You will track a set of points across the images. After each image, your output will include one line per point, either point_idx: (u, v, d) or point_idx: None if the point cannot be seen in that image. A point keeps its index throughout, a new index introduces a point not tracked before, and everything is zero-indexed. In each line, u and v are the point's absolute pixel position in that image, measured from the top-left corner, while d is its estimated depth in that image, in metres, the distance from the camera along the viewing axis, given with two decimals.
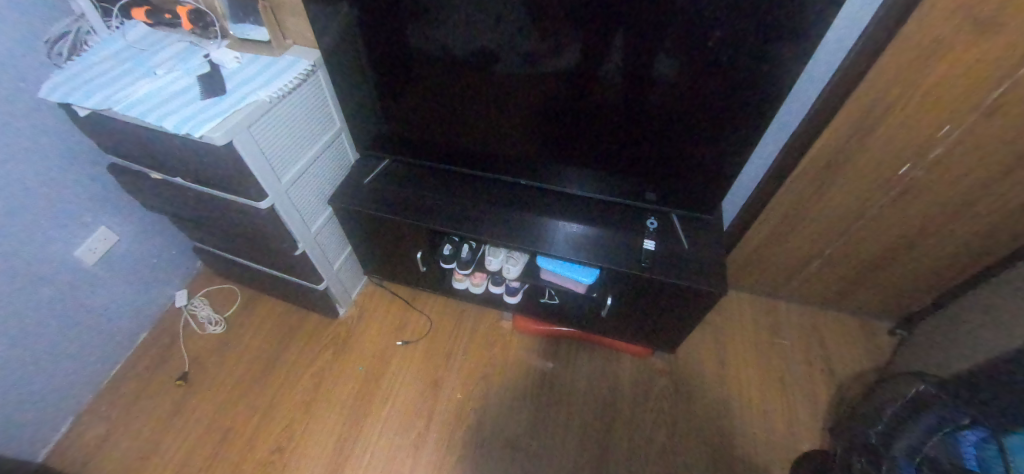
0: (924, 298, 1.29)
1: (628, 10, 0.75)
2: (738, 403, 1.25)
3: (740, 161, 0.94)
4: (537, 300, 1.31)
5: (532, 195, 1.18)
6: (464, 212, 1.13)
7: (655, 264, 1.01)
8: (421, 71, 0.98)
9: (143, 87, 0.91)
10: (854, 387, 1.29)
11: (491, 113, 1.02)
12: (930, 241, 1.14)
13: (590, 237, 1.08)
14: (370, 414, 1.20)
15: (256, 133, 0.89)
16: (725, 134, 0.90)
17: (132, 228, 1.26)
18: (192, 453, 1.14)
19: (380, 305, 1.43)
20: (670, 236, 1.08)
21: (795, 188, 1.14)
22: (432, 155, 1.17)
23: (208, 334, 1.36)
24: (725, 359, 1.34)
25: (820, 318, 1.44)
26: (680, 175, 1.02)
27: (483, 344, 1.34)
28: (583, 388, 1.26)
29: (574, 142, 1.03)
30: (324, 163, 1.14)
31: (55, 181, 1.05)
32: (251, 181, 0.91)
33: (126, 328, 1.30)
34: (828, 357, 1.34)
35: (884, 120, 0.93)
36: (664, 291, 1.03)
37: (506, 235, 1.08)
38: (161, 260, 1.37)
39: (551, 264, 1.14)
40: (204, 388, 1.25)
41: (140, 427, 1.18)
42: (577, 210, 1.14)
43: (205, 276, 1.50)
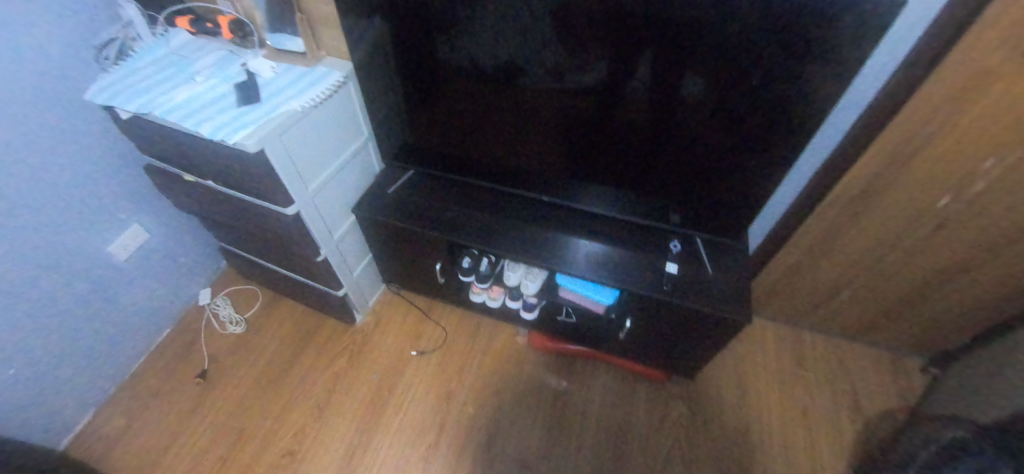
0: (960, 337, 1.23)
1: (657, 28, 0.74)
2: (758, 435, 1.20)
3: (768, 187, 0.92)
4: (555, 318, 1.29)
5: (554, 212, 1.17)
6: (485, 226, 1.13)
7: (677, 288, 0.99)
8: (449, 84, 0.99)
9: (182, 93, 0.94)
10: (882, 426, 1.23)
11: (517, 128, 1.02)
12: (969, 277, 1.08)
13: (612, 257, 1.06)
14: (382, 423, 1.19)
15: (286, 141, 0.91)
16: (756, 158, 0.88)
17: (163, 227, 1.29)
18: (206, 451, 1.15)
19: (397, 313, 1.43)
20: (694, 260, 1.06)
21: (826, 216, 1.10)
22: (455, 167, 1.18)
23: (227, 334, 1.38)
24: (747, 388, 1.29)
25: (848, 351, 1.38)
26: (707, 197, 1.00)
27: (497, 359, 1.33)
28: (597, 409, 1.23)
29: (599, 160, 1.02)
30: (350, 172, 1.16)
31: (93, 179, 1.09)
32: (279, 187, 0.93)
33: (151, 324, 1.33)
34: (854, 393, 1.29)
35: (922, 151, 0.90)
36: (686, 316, 1.00)
37: (525, 251, 1.07)
38: (188, 259, 1.40)
39: (570, 282, 1.13)
40: (222, 387, 1.27)
41: (157, 422, 1.20)
42: (598, 229, 1.13)
43: (229, 276, 1.53)
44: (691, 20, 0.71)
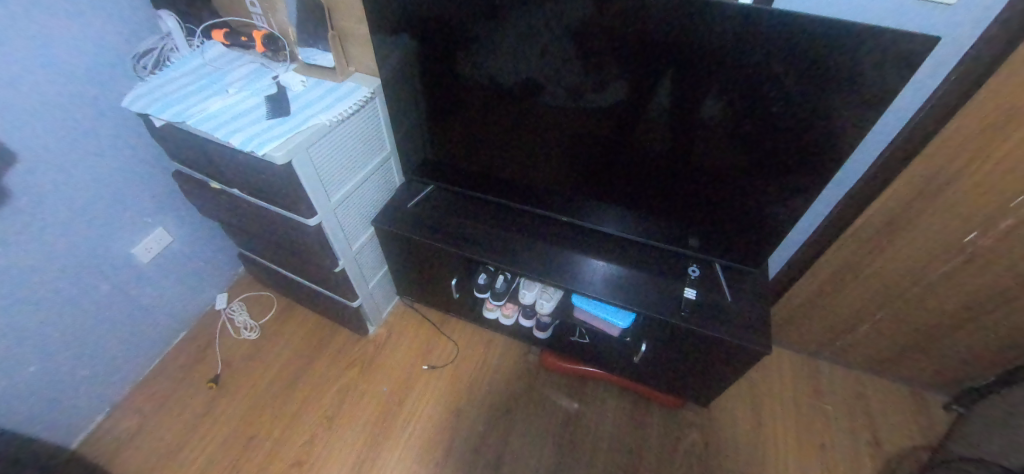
0: (985, 375, 1.18)
1: (676, 50, 0.75)
2: (774, 469, 1.17)
3: (789, 213, 0.91)
4: (568, 338, 1.29)
5: (571, 231, 1.17)
6: (502, 244, 1.13)
7: (695, 313, 0.98)
8: (470, 101, 1.00)
9: (216, 104, 0.97)
10: (904, 465, 1.18)
11: (536, 148, 1.03)
12: (996, 315, 1.05)
13: (628, 279, 1.05)
14: (390, 437, 1.18)
15: (313, 154, 0.93)
16: (778, 185, 0.87)
17: (186, 231, 1.32)
18: (214, 457, 1.15)
19: (410, 327, 1.43)
20: (712, 285, 1.05)
21: (849, 246, 1.09)
22: (474, 184, 1.19)
23: (242, 339, 1.39)
24: (762, 419, 1.26)
25: (867, 384, 1.35)
26: (727, 223, 0.99)
27: (508, 376, 1.32)
28: (607, 433, 1.21)
29: (618, 182, 1.03)
30: (372, 185, 1.18)
31: (122, 183, 1.12)
32: (303, 198, 0.95)
33: (167, 326, 1.35)
34: (874, 429, 1.25)
35: (950, 185, 0.89)
36: (704, 343, 0.98)
37: (541, 270, 1.07)
38: (208, 263, 1.42)
39: (585, 302, 1.12)
40: (233, 392, 1.27)
41: (169, 425, 1.21)
42: (614, 251, 1.12)
43: (245, 281, 1.55)
44: (711, 44, 0.72)
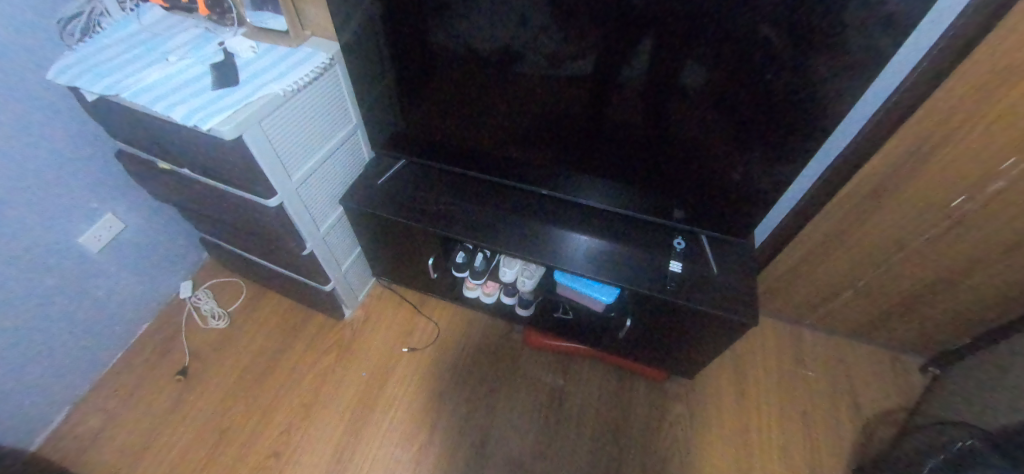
0: (961, 337, 1.20)
1: (660, 12, 0.68)
2: (757, 436, 1.18)
3: (775, 182, 0.87)
4: (550, 314, 1.24)
5: (553, 205, 1.11)
6: (481, 220, 1.06)
7: (682, 286, 0.93)
8: (441, 68, 0.92)
9: (154, 75, 0.87)
10: (881, 428, 1.22)
11: (512, 118, 0.96)
12: (976, 278, 1.05)
13: (613, 253, 1.00)
14: (371, 422, 1.15)
15: (267, 127, 0.84)
16: (766, 150, 0.82)
17: (139, 216, 1.22)
18: (186, 453, 1.10)
19: (388, 308, 1.38)
20: (699, 257, 1.00)
21: (837, 212, 1.06)
22: (450, 157, 1.11)
23: (209, 329, 1.32)
24: (745, 387, 1.27)
25: (848, 349, 1.36)
26: (711, 193, 0.95)
27: (491, 356, 1.29)
28: (594, 408, 1.20)
29: (599, 153, 0.97)
30: (338, 161, 1.09)
31: (60, 165, 1.02)
32: (259, 177, 0.87)
33: (127, 317, 1.27)
34: (854, 392, 1.28)
35: (941, 149, 0.86)
36: (689, 317, 0.95)
37: (522, 246, 1.01)
38: (168, 250, 1.34)
39: (568, 278, 1.07)
40: (204, 384, 1.21)
41: (138, 420, 1.15)
42: (598, 224, 1.07)
43: (211, 267, 1.47)
44: (697, 6, 0.65)
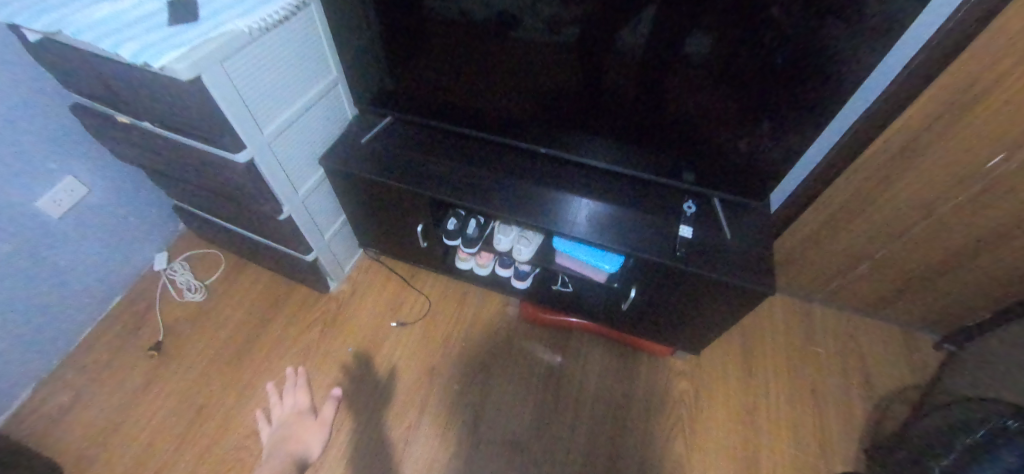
0: (981, 312, 1.14)
1: None
2: (766, 414, 1.12)
3: (798, 141, 0.77)
4: (548, 287, 1.17)
5: (551, 166, 1.02)
6: (473, 181, 0.97)
7: (692, 253, 0.85)
8: (427, 10, 0.81)
9: (103, 10, 0.76)
10: (893, 407, 1.16)
11: (506, 68, 0.86)
12: (1005, 249, 0.98)
13: (617, 217, 0.92)
14: (358, 399, 1.09)
15: (231, 71, 0.73)
16: (795, 102, 0.72)
17: (105, 181, 1.12)
18: (159, 433, 1.03)
19: (376, 281, 1.30)
20: (711, 223, 0.91)
21: (860, 175, 0.98)
22: (439, 114, 1.01)
23: (185, 302, 1.24)
24: (753, 364, 1.21)
25: (859, 326, 1.30)
26: (727, 153, 0.85)
27: (486, 331, 1.22)
28: (594, 385, 1.14)
29: (604, 108, 0.87)
30: (316, 117, 0.98)
31: (17, 119, 0.91)
32: (223, 129, 0.77)
33: (96, 290, 1.18)
34: (865, 370, 1.22)
35: (983, 101, 0.76)
36: (699, 287, 0.87)
37: (518, 209, 0.92)
38: (139, 218, 1.24)
39: (567, 245, 0.99)
40: (179, 360, 1.14)
41: (108, 398, 1.08)
42: (601, 186, 0.98)
43: (189, 238, 1.38)
44: None
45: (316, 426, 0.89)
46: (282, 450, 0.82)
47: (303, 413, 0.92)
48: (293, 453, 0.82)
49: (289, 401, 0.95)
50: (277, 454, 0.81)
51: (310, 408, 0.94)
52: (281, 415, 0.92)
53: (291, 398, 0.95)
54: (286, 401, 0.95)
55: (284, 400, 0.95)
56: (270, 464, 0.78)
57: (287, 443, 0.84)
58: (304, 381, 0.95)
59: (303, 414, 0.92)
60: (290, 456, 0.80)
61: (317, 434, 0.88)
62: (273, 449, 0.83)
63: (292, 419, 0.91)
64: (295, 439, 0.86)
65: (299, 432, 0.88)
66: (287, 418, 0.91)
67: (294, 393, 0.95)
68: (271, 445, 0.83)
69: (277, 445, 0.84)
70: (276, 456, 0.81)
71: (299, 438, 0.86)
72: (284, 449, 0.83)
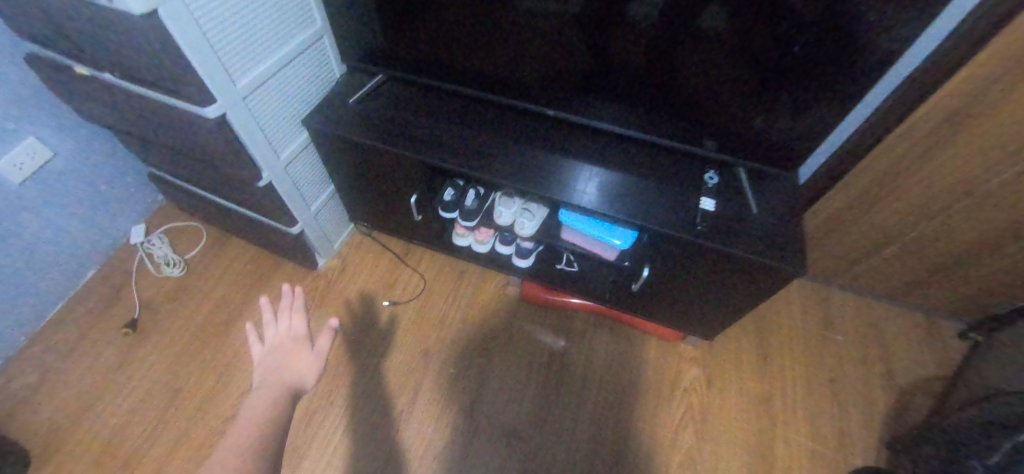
0: (1014, 300, 1.06)
1: None
2: (781, 404, 1.05)
3: (841, 106, 0.68)
4: (553, 266, 1.10)
5: (558, 131, 0.92)
6: (472, 146, 0.87)
7: (715, 227, 0.76)
8: None
9: None
10: (916, 398, 1.09)
11: (508, 18, 0.75)
12: None
13: (630, 187, 0.83)
14: (347, 382, 1.02)
15: (198, 8, 0.63)
16: (842, 55, 0.62)
17: (73, 145, 1.02)
18: (132, 417, 0.96)
19: (368, 258, 1.22)
20: (736, 195, 0.82)
21: (898, 147, 0.89)
22: (434, 71, 0.91)
23: (164, 277, 1.16)
24: (768, 351, 1.13)
25: (880, 312, 1.22)
26: (757, 119, 0.75)
27: (484, 312, 1.14)
28: (599, 371, 1.07)
29: (619, 65, 0.77)
30: (298, 73, 0.88)
31: None
32: (189, 78, 0.67)
33: (65, 264, 1.09)
34: (886, 358, 1.15)
35: None
36: (721, 266, 0.78)
37: (521, 177, 0.83)
38: (113, 187, 1.14)
39: (573, 218, 0.91)
40: (156, 338, 1.06)
41: (78, 378, 1.01)
42: (612, 154, 0.89)
43: (169, 211, 1.29)
44: None
45: (313, 363, 0.60)
46: (270, 395, 0.53)
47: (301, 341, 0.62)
48: (279, 402, 0.52)
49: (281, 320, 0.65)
50: (253, 409, 0.51)
51: (310, 335, 0.64)
52: (271, 341, 0.62)
53: (284, 320, 0.65)
54: (277, 323, 0.65)
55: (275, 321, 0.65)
56: (250, 423, 0.49)
57: (271, 379, 0.56)
58: (304, 301, 0.66)
59: (301, 342, 0.62)
60: (271, 418, 0.50)
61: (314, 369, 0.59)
62: (263, 387, 0.55)
63: (286, 346, 0.61)
64: (290, 375, 0.57)
65: (293, 366, 0.59)
66: (278, 345, 0.62)
67: (290, 314, 0.65)
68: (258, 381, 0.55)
69: (268, 381, 0.56)
70: (261, 404, 0.51)
71: (295, 372, 0.58)
72: (275, 389, 0.54)
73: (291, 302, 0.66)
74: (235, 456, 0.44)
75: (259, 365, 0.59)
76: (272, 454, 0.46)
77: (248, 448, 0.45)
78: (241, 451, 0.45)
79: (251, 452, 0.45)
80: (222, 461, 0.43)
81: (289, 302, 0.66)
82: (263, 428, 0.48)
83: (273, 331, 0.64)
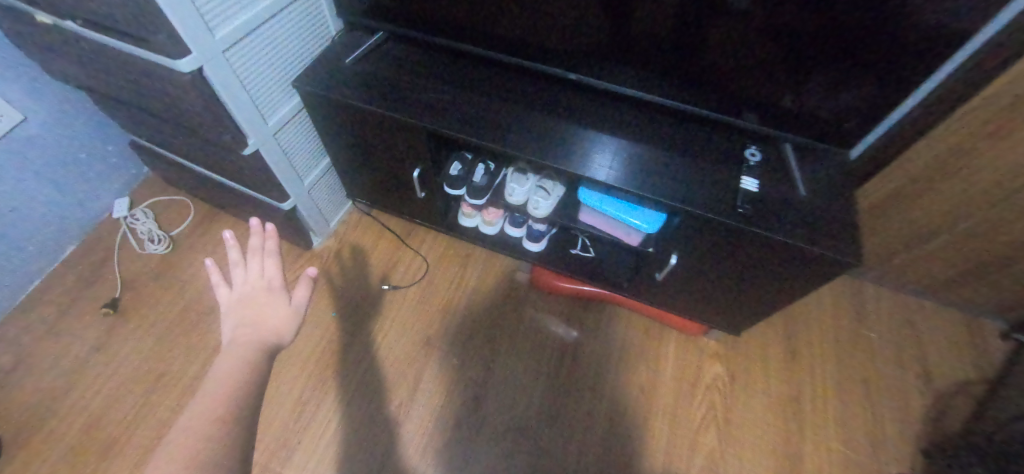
0: None
1: None
2: (810, 406, 0.97)
3: (921, 75, 0.57)
4: (567, 251, 1.02)
5: (576, 100, 0.82)
6: (481, 114, 0.78)
7: (757, 210, 0.67)
8: None
9: None
10: (955, 403, 1.00)
11: None
12: None
13: (658, 162, 0.73)
14: (341, 373, 0.94)
15: None
16: (935, 10, 0.51)
17: (45, 109, 0.93)
18: (111, 404, 0.89)
19: (366, 238, 1.14)
20: (779, 175, 0.72)
21: (963, 125, 0.78)
22: (441, 28, 0.81)
23: (148, 255, 1.09)
24: (796, 348, 1.05)
25: (917, 309, 1.13)
26: (812, 90, 0.65)
27: (490, 300, 1.06)
28: (613, 365, 0.99)
29: (654, 23, 0.65)
30: (287, 27, 0.78)
31: None
32: (157, 22, 0.57)
33: (41, 237, 1.01)
34: (923, 359, 1.06)
35: None
36: (761, 254, 0.69)
37: (536, 149, 0.74)
38: (92, 158, 1.06)
39: (592, 198, 0.83)
40: (138, 320, 0.99)
41: (54, 361, 0.94)
42: (637, 126, 0.79)
43: (155, 184, 1.21)
44: None
45: (289, 318, 0.54)
46: (243, 355, 0.48)
47: (275, 291, 0.56)
48: (254, 364, 0.47)
49: (249, 262, 0.58)
50: (223, 371, 0.45)
51: (284, 283, 0.58)
52: (240, 287, 0.56)
53: (255, 263, 0.57)
54: (246, 266, 0.58)
55: (243, 264, 0.58)
56: (222, 388, 0.44)
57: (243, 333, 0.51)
58: (277, 246, 0.58)
59: (275, 292, 0.56)
60: (244, 382, 0.45)
61: (289, 324, 0.55)
62: (234, 345, 0.49)
63: (258, 295, 0.55)
64: (264, 330, 0.52)
65: (266, 320, 0.53)
66: (248, 294, 0.55)
67: (262, 258, 0.58)
68: (229, 336, 0.49)
69: (239, 336, 0.50)
70: (232, 366, 0.46)
71: (269, 328, 0.52)
72: (249, 348, 0.49)
73: (262, 244, 0.59)
74: (207, 428, 0.40)
75: (226, 316, 0.53)
76: (248, 426, 0.42)
77: (220, 419, 0.41)
78: (213, 421, 0.41)
79: (222, 423, 0.41)
80: (191, 435, 0.39)
81: (259, 243, 0.59)
82: (236, 396, 0.44)
83: (241, 275, 0.57)
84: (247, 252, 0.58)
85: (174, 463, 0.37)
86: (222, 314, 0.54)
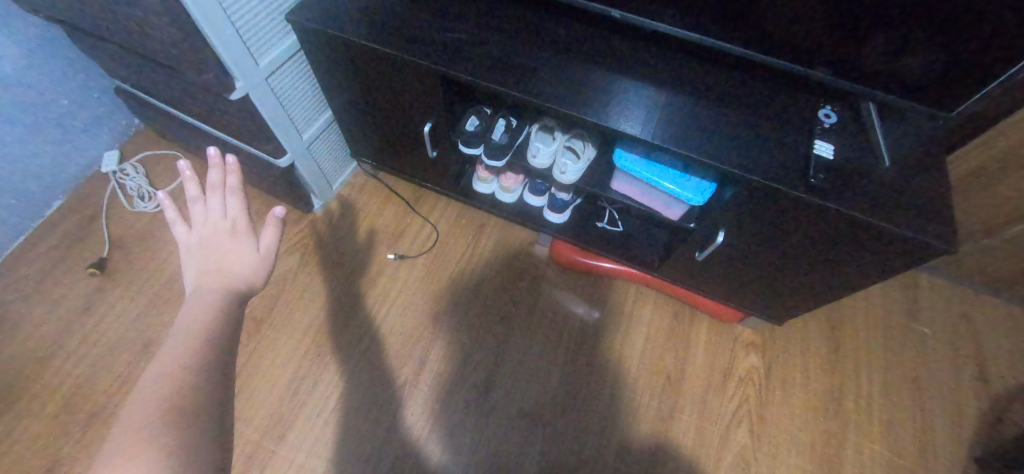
0: None
1: None
2: (853, 405, 0.88)
3: None
4: (593, 223, 0.93)
5: (615, 47, 0.70)
6: (502, 60, 0.66)
7: (833, 179, 0.56)
8: None
9: None
10: (1017, 408, 0.90)
11: None
12: None
13: (710, 120, 0.62)
14: (342, 347, 0.87)
15: None
16: None
17: (22, 48, 0.83)
18: (97, 370, 0.84)
19: (372, 203, 1.05)
20: (856, 141, 0.61)
21: None
22: None
23: (140, 213, 1.01)
24: (839, 341, 0.95)
25: (979, 303, 1.01)
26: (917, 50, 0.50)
27: (505, 274, 0.97)
28: (637, 350, 0.90)
29: None
30: None
31: None
32: None
33: (27, 190, 0.94)
34: (982, 358, 0.95)
35: None
36: (832, 232, 0.58)
37: (566, 101, 0.63)
38: (77, 105, 0.97)
39: (630, 161, 0.72)
40: (128, 282, 0.93)
41: (38, 322, 0.88)
42: (686, 79, 0.66)
43: (149, 138, 1.12)
44: None
45: (259, 261, 0.49)
46: (209, 299, 0.43)
47: (240, 232, 0.50)
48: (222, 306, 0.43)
49: (208, 199, 0.52)
50: (187, 316, 0.41)
51: (250, 221, 0.52)
52: (200, 227, 0.50)
53: (214, 201, 0.52)
54: (206, 204, 0.52)
55: (203, 202, 0.52)
56: (188, 335, 0.39)
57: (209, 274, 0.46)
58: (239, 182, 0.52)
59: (240, 233, 0.50)
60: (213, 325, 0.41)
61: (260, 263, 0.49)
62: (198, 289, 0.44)
63: (221, 236, 0.50)
64: (231, 273, 0.46)
65: (232, 262, 0.48)
66: (211, 233, 0.50)
67: (223, 196, 0.52)
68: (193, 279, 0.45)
69: (204, 280, 0.45)
70: (199, 309, 0.42)
71: (236, 269, 0.47)
72: (217, 291, 0.44)
73: (223, 179, 0.53)
74: (177, 371, 0.36)
75: (189, 258, 0.48)
76: (220, 370, 0.39)
77: (189, 364, 0.37)
78: (183, 367, 0.36)
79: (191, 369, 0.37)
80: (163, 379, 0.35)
81: (219, 179, 0.52)
82: (203, 340, 0.39)
83: (201, 215, 0.51)
84: (207, 189, 0.52)
85: (146, 410, 0.34)
86: (182, 257, 0.48)
